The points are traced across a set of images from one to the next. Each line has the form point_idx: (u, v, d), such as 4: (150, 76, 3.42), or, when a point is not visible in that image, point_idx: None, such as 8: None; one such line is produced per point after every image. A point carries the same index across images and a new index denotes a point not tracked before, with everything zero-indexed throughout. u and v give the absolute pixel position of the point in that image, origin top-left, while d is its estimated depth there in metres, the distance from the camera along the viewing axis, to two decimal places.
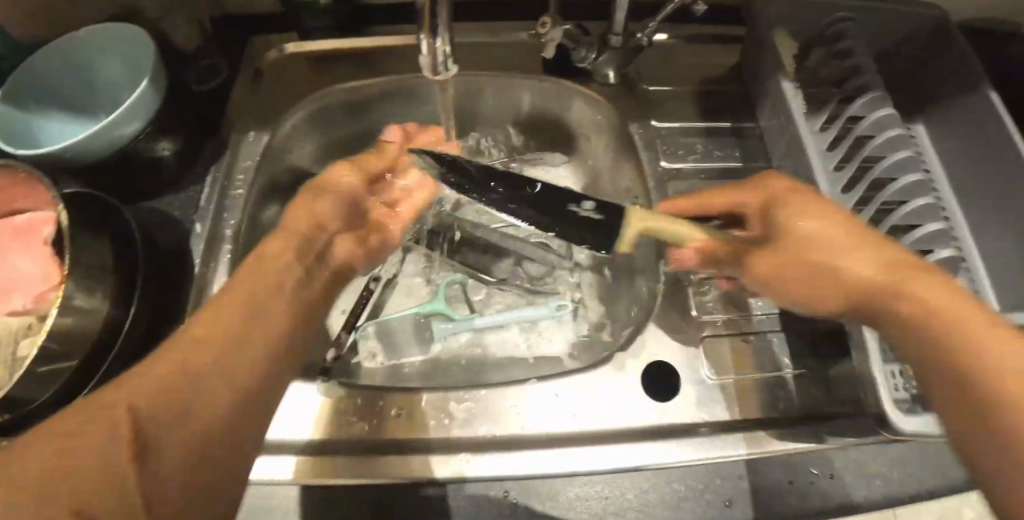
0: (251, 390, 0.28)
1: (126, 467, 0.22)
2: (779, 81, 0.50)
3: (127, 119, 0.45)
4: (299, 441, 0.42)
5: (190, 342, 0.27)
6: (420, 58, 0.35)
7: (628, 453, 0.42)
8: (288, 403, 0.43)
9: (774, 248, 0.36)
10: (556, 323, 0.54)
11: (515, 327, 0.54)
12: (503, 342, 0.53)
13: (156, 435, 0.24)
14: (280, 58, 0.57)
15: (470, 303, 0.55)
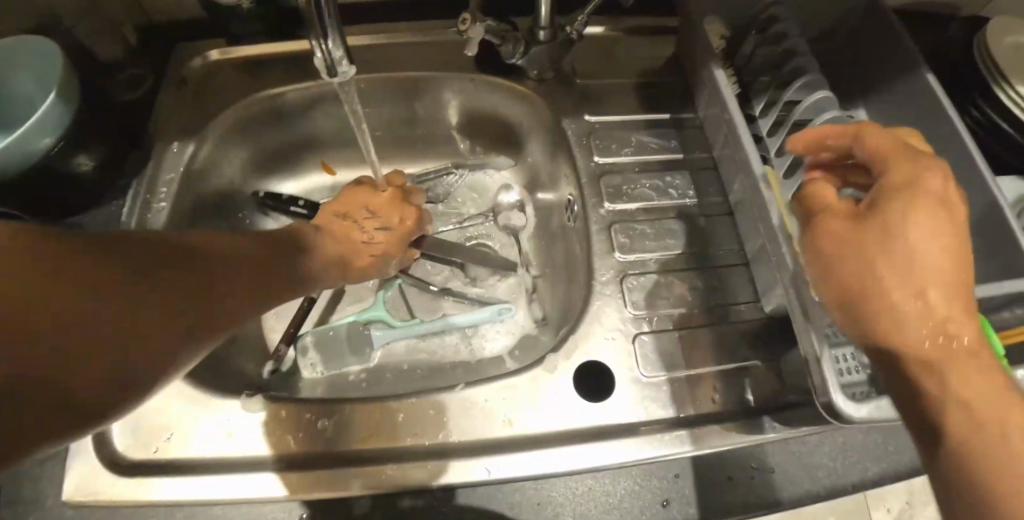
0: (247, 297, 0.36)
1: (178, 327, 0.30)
2: (712, 70, 0.48)
3: (36, 135, 0.44)
4: (262, 458, 0.40)
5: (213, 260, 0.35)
6: (315, 60, 0.34)
7: (567, 456, 0.40)
8: (244, 422, 0.41)
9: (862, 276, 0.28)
10: (498, 324, 0.53)
11: (457, 331, 0.53)
12: (444, 346, 0.53)
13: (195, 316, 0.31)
14: (206, 65, 0.56)
15: (412, 310, 0.55)
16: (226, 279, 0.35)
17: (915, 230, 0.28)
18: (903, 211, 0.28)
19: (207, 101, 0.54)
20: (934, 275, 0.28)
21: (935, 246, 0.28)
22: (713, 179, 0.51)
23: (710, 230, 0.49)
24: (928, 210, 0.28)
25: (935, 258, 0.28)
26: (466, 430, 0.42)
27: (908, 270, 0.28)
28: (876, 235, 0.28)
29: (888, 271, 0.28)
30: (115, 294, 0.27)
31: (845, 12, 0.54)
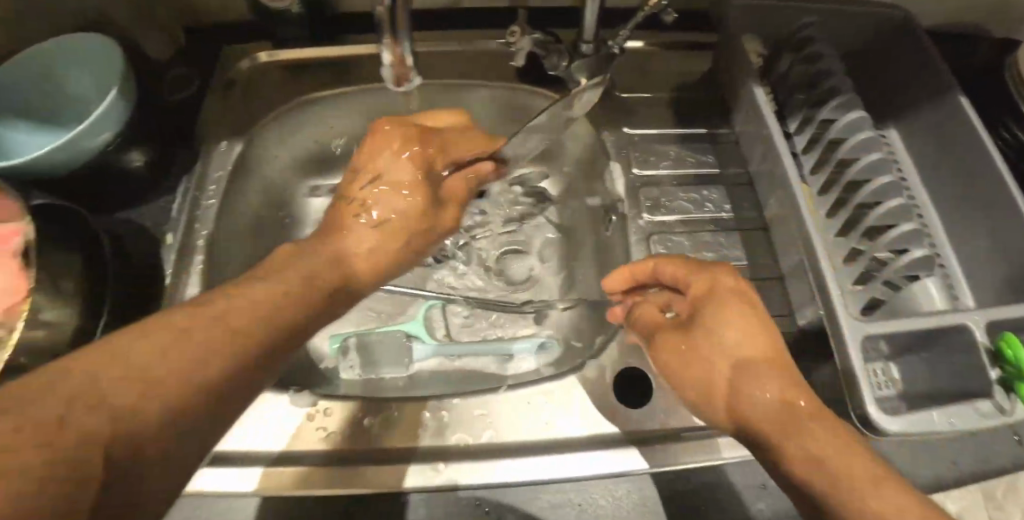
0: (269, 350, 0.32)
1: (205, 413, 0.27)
2: (752, 87, 0.49)
3: (96, 130, 0.45)
4: (267, 452, 0.41)
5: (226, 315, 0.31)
6: (384, 69, 0.36)
7: (603, 460, 0.41)
8: (266, 414, 0.43)
9: (687, 368, 0.38)
10: (534, 352, 0.53)
11: (492, 355, 0.53)
12: (480, 363, 0.53)
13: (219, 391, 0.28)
14: (254, 67, 0.57)
15: (447, 329, 0.55)
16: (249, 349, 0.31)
17: (723, 332, 0.37)
18: (707, 319, 0.38)
19: (254, 102, 0.56)
20: (747, 360, 0.36)
21: (744, 338, 0.37)
22: (748, 194, 0.52)
23: (746, 244, 0.50)
24: (729, 311, 0.37)
25: (744, 350, 0.36)
26: (507, 432, 0.43)
27: (731, 365, 0.36)
28: (686, 340, 0.39)
29: (719, 373, 0.37)
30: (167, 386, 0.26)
31: (878, 33, 0.55)
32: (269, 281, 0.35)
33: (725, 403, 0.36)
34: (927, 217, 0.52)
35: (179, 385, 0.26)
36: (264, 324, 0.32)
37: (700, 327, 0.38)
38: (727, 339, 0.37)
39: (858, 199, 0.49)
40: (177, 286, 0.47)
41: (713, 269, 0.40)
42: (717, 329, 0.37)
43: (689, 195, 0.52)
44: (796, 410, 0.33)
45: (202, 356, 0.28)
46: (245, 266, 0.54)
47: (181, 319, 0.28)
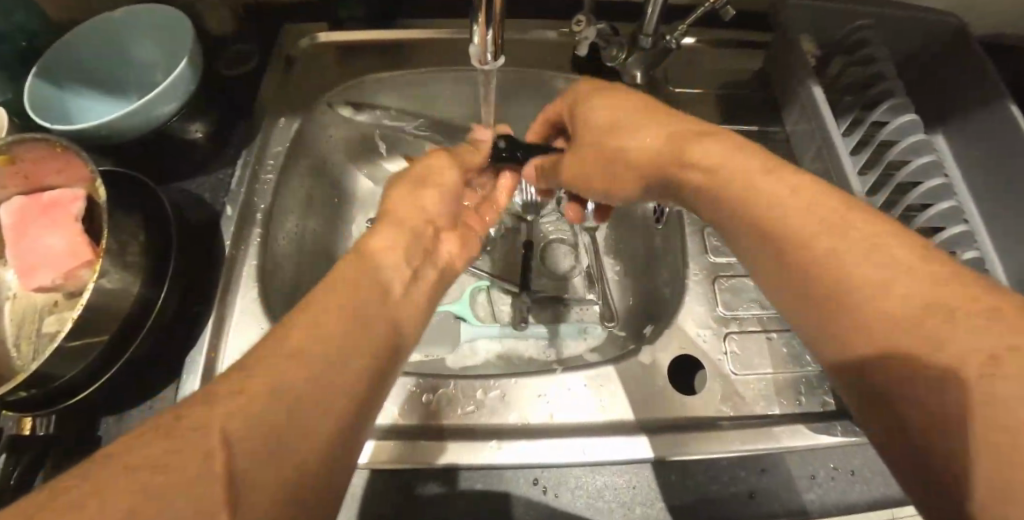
0: (387, 293, 0.34)
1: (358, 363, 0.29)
2: (810, 86, 0.50)
3: (164, 99, 0.45)
4: (378, 425, 0.42)
5: (338, 283, 0.32)
6: (471, 48, 0.36)
7: (650, 444, 0.42)
8: None
9: (586, 153, 0.43)
10: (580, 338, 0.53)
11: (535, 339, 0.53)
12: (521, 346, 0.53)
13: (364, 341, 0.30)
14: (312, 47, 0.58)
15: (493, 311, 0.55)
16: (374, 301, 0.32)
17: (596, 118, 0.42)
18: (580, 112, 0.44)
19: (311, 83, 0.56)
20: (633, 125, 0.40)
21: (609, 114, 0.42)
22: None
23: None
24: (595, 99, 0.43)
25: (616, 120, 0.41)
26: (561, 414, 0.43)
27: (614, 136, 0.41)
28: (585, 137, 0.43)
29: (608, 147, 0.41)
30: (310, 355, 0.27)
31: (931, 39, 0.56)
32: (379, 246, 0.37)
33: (624, 165, 0.41)
34: (972, 222, 0.53)
35: (325, 359, 0.27)
36: (359, 311, 0.31)
37: (580, 118, 0.44)
38: (600, 118, 0.42)
39: (909, 200, 0.50)
40: (236, 257, 0.49)
41: (571, 88, 0.47)
42: (592, 116, 0.42)
43: None
44: (678, 150, 0.37)
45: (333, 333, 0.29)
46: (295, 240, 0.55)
47: (283, 331, 0.28)
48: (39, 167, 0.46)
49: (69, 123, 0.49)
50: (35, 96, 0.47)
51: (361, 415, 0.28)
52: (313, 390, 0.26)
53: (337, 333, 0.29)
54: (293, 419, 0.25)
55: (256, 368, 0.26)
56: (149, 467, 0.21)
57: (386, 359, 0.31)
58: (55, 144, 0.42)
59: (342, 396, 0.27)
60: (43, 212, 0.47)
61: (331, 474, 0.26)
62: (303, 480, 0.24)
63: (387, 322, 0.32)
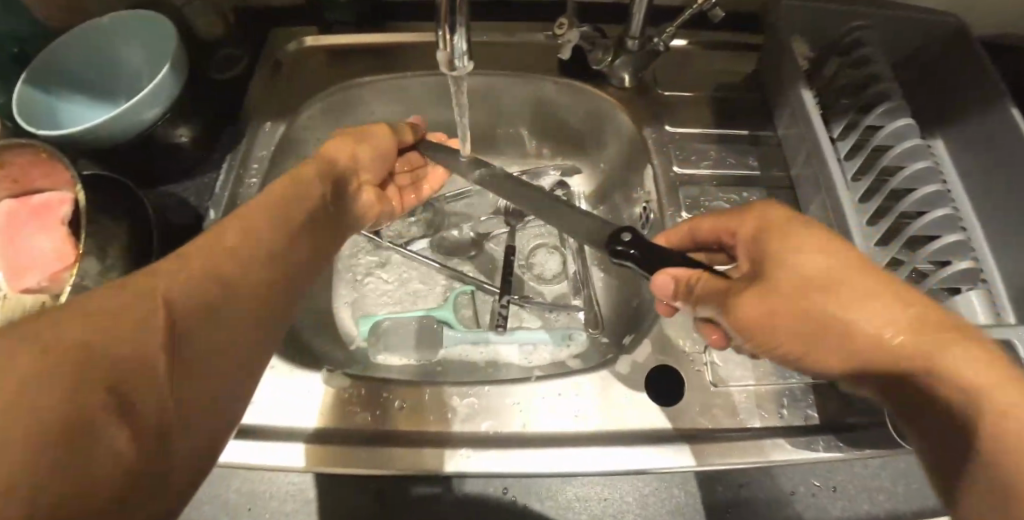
0: (316, 211, 0.39)
1: (286, 259, 0.33)
2: (799, 90, 0.49)
3: (146, 105, 0.46)
4: (304, 429, 0.42)
5: (274, 196, 0.36)
6: (437, 53, 0.35)
7: (625, 456, 0.41)
8: (292, 394, 0.43)
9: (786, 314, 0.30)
10: (564, 346, 0.52)
11: (517, 346, 0.52)
12: (504, 351, 0.52)
13: (291, 243, 0.34)
14: (299, 50, 0.58)
15: (478, 316, 0.54)
16: (304, 211, 0.37)
17: (803, 264, 0.31)
18: (772, 252, 0.33)
19: (298, 86, 0.57)
20: (860, 292, 0.30)
21: (820, 263, 0.31)
22: (789, 198, 0.51)
23: None
24: (800, 240, 0.32)
25: (836, 275, 0.30)
26: (537, 424, 0.43)
27: (829, 298, 0.30)
28: (780, 274, 0.31)
29: (820, 306, 0.30)
30: (243, 248, 0.31)
31: (930, 39, 0.55)
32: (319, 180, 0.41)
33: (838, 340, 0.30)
34: (971, 230, 0.51)
35: (257, 252, 0.32)
36: (288, 216, 0.35)
37: (778, 256, 0.32)
38: (809, 263, 0.31)
39: (904, 207, 0.48)
40: None
41: (763, 205, 0.36)
42: (796, 257, 0.32)
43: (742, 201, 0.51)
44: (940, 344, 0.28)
45: (265, 232, 0.33)
46: None
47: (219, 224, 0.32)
48: (27, 172, 0.46)
49: (58, 128, 0.50)
50: (25, 102, 0.48)
51: (287, 303, 0.33)
52: (238, 281, 0.30)
53: (269, 232, 0.33)
54: (222, 300, 0.28)
55: (191, 255, 0.29)
56: (100, 314, 0.23)
57: (310, 260, 0.36)
58: (39, 149, 0.43)
59: (270, 282, 0.32)
60: (33, 216, 0.48)
61: (253, 355, 0.29)
62: (228, 351, 0.28)
63: (312, 229, 0.37)
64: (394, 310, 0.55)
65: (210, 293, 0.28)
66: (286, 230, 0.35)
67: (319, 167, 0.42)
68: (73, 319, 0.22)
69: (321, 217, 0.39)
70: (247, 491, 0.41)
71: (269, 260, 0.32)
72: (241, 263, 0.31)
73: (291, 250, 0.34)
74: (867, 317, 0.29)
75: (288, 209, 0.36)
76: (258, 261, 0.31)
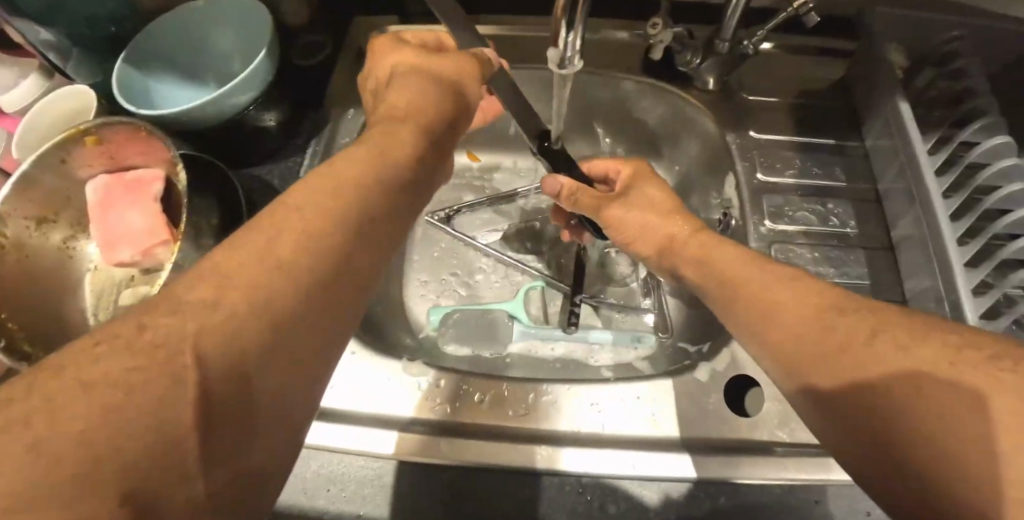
0: (383, 188, 0.33)
1: (342, 261, 0.29)
2: (896, 103, 0.48)
3: (241, 89, 0.47)
4: (401, 418, 0.43)
5: (331, 181, 0.31)
6: (550, 51, 0.36)
7: (701, 464, 0.41)
8: (388, 383, 0.45)
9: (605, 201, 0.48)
10: (633, 349, 0.52)
11: (584, 346, 0.52)
12: (572, 350, 0.52)
13: (349, 240, 0.30)
14: (381, 39, 0.58)
15: (546, 313, 0.54)
16: (366, 189, 0.32)
17: (648, 191, 0.47)
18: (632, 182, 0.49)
19: None
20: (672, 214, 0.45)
21: (665, 197, 0.47)
22: (875, 212, 0.50)
23: (871, 264, 0.48)
24: (647, 180, 0.49)
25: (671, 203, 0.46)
26: (614, 427, 0.43)
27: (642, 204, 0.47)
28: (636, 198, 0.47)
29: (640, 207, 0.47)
30: (292, 257, 0.27)
31: None
32: (379, 149, 0.36)
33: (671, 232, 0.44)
34: None
35: (307, 262, 0.27)
36: (346, 201, 0.31)
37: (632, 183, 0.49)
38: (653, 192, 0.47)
39: (997, 228, 0.47)
40: None
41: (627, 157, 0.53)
42: (646, 186, 0.48)
43: (827, 212, 0.50)
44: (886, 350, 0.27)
45: (313, 229, 0.28)
46: None
47: (273, 222, 0.28)
48: (124, 149, 0.48)
49: (151, 108, 0.51)
50: (124, 83, 0.49)
51: (342, 317, 0.29)
52: (280, 301, 0.26)
53: (324, 227, 0.29)
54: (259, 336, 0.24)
55: (236, 278, 0.25)
56: (105, 383, 0.20)
57: (372, 254, 0.31)
58: (140, 128, 0.44)
59: (322, 298, 0.28)
60: (126, 191, 0.50)
61: (306, 379, 0.27)
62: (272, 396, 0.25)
63: (377, 212, 0.32)
64: (463, 301, 0.56)
65: (253, 334, 0.24)
66: (342, 224, 0.30)
67: (408, 141, 0.38)
68: (80, 393, 0.20)
69: (388, 190, 0.34)
70: (326, 474, 0.41)
71: (320, 265, 0.28)
72: (291, 278, 0.26)
73: (348, 250, 0.29)
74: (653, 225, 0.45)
75: (365, 194, 0.32)
76: (310, 273, 0.27)
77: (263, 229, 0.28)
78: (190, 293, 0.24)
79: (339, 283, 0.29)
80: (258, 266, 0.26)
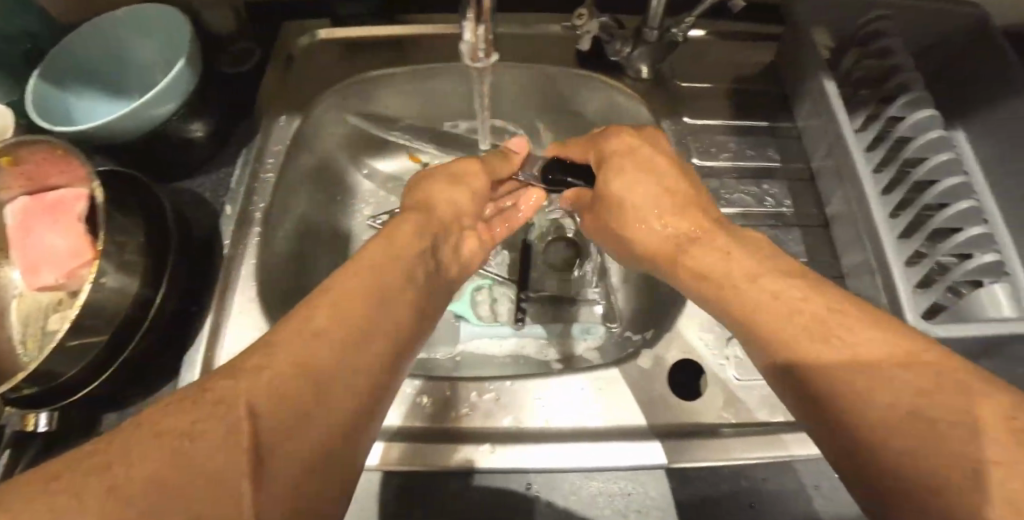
0: (408, 267, 0.38)
1: (377, 334, 0.33)
2: (822, 81, 0.48)
3: (161, 99, 0.45)
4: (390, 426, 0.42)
5: (364, 263, 0.36)
6: (462, 46, 0.36)
7: (646, 450, 0.41)
8: None
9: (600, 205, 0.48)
10: (581, 341, 0.52)
11: (532, 339, 0.52)
12: (522, 346, 0.52)
13: (381, 314, 0.34)
14: (312, 43, 0.57)
15: (494, 311, 0.53)
16: (391, 268, 0.37)
17: (620, 188, 0.46)
18: (605, 180, 0.47)
19: (310, 79, 0.56)
20: (648, 208, 0.45)
21: (640, 189, 0.45)
22: (810, 190, 0.51)
23: (807, 241, 0.49)
24: (621, 165, 0.46)
25: (642, 195, 0.45)
26: (559, 419, 0.42)
27: (621, 208, 0.46)
28: (609, 203, 0.47)
29: (613, 205, 0.47)
30: (336, 329, 0.31)
31: (954, 32, 0.54)
32: (399, 233, 0.40)
33: (654, 229, 0.44)
34: (995, 219, 0.50)
35: (346, 333, 0.31)
36: (380, 281, 0.35)
37: (602, 177, 0.47)
38: (620, 185, 0.46)
39: (926, 198, 0.48)
40: (235, 257, 0.48)
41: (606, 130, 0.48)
42: (614, 180, 0.46)
43: (766, 193, 0.50)
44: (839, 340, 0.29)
45: (353, 307, 0.33)
46: (299, 238, 0.55)
47: (314, 302, 0.32)
48: (44, 169, 0.46)
49: (70, 125, 0.49)
50: (39, 100, 0.47)
51: (379, 386, 0.32)
52: (331, 370, 0.29)
53: (363, 305, 0.33)
54: (315, 394, 0.28)
55: (281, 345, 0.29)
56: (173, 433, 0.24)
57: (405, 329, 0.35)
58: (55, 146, 0.42)
59: (365, 367, 0.31)
60: (46, 211, 0.47)
61: (346, 439, 0.29)
62: (329, 450, 0.28)
63: (408, 290, 0.37)
64: None
65: (299, 395, 0.27)
66: (376, 302, 0.34)
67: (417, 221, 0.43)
68: (143, 441, 0.23)
69: (411, 267, 0.38)
70: None
71: (360, 338, 0.32)
72: (336, 349, 0.30)
73: (382, 323, 0.33)
74: (663, 228, 0.43)
75: (391, 272, 0.36)
76: (348, 344, 0.31)
77: (306, 309, 0.32)
78: (246, 360, 0.28)
79: (375, 355, 0.32)
80: (305, 339, 0.30)
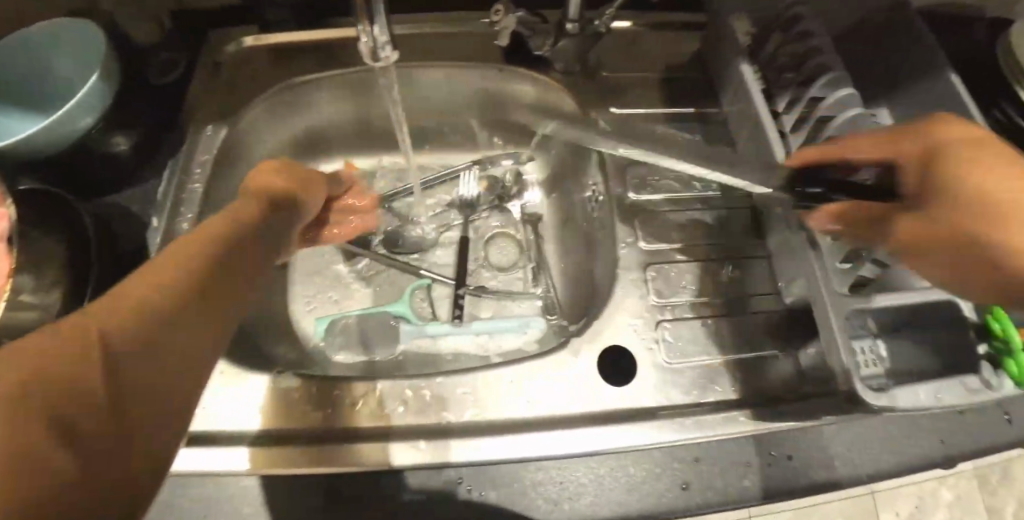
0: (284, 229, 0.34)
1: (252, 263, 0.27)
2: (739, 66, 0.49)
3: (76, 114, 0.44)
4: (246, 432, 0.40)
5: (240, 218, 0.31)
6: (359, 44, 0.35)
7: (579, 438, 0.41)
8: (227, 397, 0.41)
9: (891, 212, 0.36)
10: (520, 335, 0.52)
11: (472, 335, 0.52)
12: (464, 343, 0.52)
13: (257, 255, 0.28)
14: (240, 51, 0.57)
15: (435, 311, 0.54)
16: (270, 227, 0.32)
17: (973, 181, 0.32)
18: (953, 168, 0.33)
19: (239, 87, 0.55)
20: (1005, 212, 0.30)
21: (1005, 185, 0.31)
22: None
23: (732, 222, 0.50)
24: (984, 160, 0.32)
25: (1006, 196, 0.31)
26: (492, 412, 0.42)
27: (968, 208, 0.31)
28: (946, 196, 0.33)
29: (969, 204, 0.31)
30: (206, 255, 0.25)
31: (872, 11, 0.55)
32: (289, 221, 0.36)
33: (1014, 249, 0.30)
34: None
35: (213, 259, 0.25)
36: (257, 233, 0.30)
37: (936, 173, 0.33)
38: (966, 182, 0.32)
39: None
40: None
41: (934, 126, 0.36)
42: (955, 176, 0.32)
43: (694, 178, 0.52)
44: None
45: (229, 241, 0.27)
46: None
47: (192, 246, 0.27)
48: None
49: None
50: None
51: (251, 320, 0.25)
52: (198, 283, 0.23)
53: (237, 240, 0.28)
54: (188, 304, 0.22)
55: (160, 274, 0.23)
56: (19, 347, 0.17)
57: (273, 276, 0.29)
58: None
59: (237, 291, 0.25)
60: None
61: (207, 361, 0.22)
62: (194, 365, 0.21)
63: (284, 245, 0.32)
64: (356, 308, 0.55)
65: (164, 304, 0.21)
66: (249, 241, 0.29)
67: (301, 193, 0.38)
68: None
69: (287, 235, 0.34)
70: (203, 499, 0.40)
71: (232, 262, 0.26)
72: (205, 269, 0.24)
73: (254, 260, 0.28)
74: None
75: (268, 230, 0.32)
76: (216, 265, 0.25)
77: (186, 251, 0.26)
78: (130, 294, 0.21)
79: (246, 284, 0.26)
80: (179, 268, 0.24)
